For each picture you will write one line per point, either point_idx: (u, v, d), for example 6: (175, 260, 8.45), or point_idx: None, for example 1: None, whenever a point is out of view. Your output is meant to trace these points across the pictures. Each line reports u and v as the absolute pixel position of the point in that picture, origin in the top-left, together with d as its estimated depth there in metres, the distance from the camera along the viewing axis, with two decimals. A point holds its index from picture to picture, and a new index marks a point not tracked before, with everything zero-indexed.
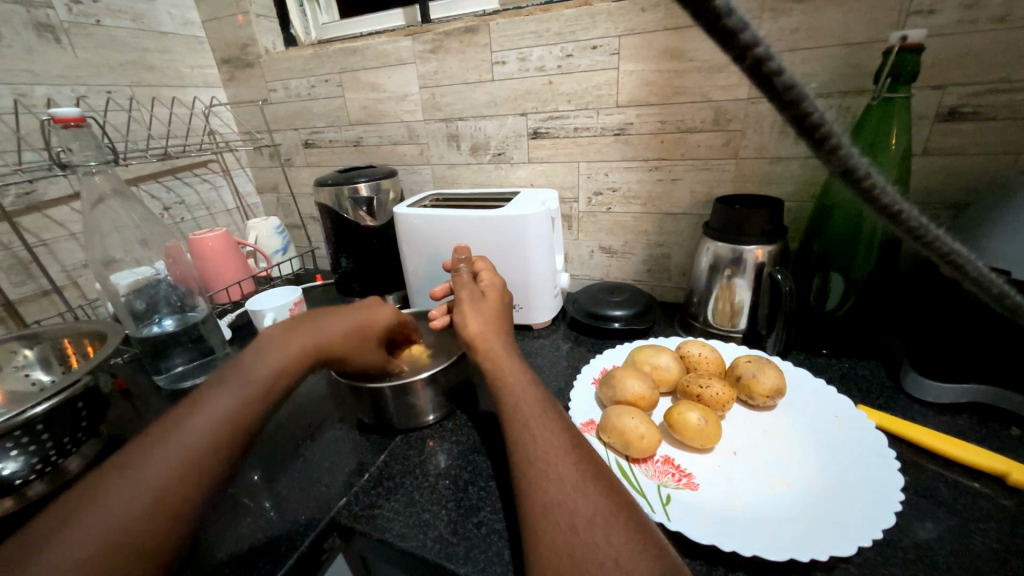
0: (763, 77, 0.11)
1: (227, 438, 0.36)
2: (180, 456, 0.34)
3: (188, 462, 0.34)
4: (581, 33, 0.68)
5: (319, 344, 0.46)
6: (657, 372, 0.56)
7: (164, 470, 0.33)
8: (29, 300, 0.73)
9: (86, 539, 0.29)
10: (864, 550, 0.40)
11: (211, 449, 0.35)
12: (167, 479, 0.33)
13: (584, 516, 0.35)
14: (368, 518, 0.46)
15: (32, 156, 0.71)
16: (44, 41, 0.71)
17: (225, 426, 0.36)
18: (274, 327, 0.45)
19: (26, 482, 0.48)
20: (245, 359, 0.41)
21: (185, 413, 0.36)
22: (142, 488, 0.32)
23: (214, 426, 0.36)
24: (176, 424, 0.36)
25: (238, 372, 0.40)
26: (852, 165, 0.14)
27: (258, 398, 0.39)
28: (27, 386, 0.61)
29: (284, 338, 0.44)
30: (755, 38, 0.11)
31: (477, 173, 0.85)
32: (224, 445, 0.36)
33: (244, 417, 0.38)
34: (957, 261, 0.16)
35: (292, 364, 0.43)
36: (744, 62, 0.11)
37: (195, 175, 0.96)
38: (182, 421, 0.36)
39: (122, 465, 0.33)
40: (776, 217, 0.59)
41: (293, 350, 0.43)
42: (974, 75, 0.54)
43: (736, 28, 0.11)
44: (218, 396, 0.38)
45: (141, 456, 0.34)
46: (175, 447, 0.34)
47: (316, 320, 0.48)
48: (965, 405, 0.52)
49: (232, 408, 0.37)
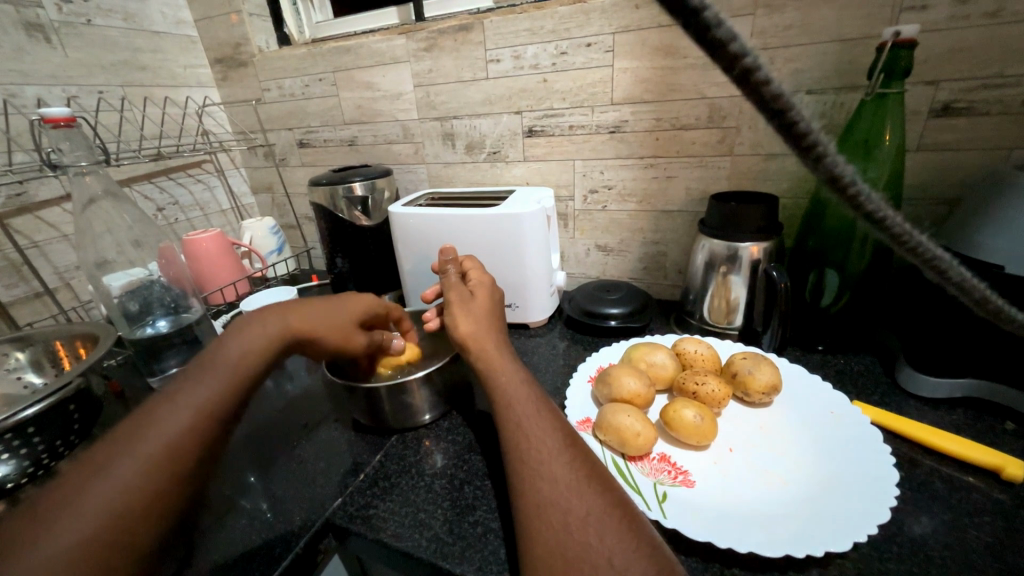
0: (750, 87, 0.11)
1: (204, 427, 0.36)
2: (159, 448, 0.34)
3: (168, 453, 0.34)
4: (575, 31, 0.68)
5: (292, 333, 0.47)
6: (653, 369, 0.56)
7: (143, 462, 0.33)
8: (20, 302, 0.72)
9: (64, 536, 0.29)
10: (860, 545, 0.40)
11: (191, 440, 0.35)
12: (146, 472, 0.33)
13: (578, 516, 0.35)
14: (363, 518, 0.45)
15: (23, 156, 0.70)
16: (34, 41, 0.71)
17: (201, 416, 0.37)
18: (247, 316, 0.47)
19: (18, 485, 0.48)
20: (217, 352, 0.41)
21: (163, 405, 0.36)
22: (120, 479, 0.32)
23: (191, 416, 0.36)
24: (151, 412, 0.36)
25: (214, 362, 0.40)
26: (837, 172, 0.14)
27: (233, 388, 0.40)
28: (19, 389, 0.61)
29: (257, 329, 0.45)
30: (742, 49, 0.11)
31: (473, 172, 0.85)
32: (204, 432, 0.36)
33: (219, 404, 0.38)
34: (940, 268, 0.16)
35: (266, 352, 0.44)
36: (732, 73, 0.11)
37: (189, 175, 0.95)
38: (170, 417, 0.36)
39: (98, 459, 0.33)
40: (771, 213, 0.59)
41: (266, 339, 0.45)
42: (966, 70, 0.54)
43: (724, 40, 0.11)
44: (191, 388, 0.38)
45: (117, 448, 0.33)
46: (153, 437, 0.34)
47: (287, 309, 0.50)
48: (959, 400, 0.52)
49: (208, 396, 0.38)
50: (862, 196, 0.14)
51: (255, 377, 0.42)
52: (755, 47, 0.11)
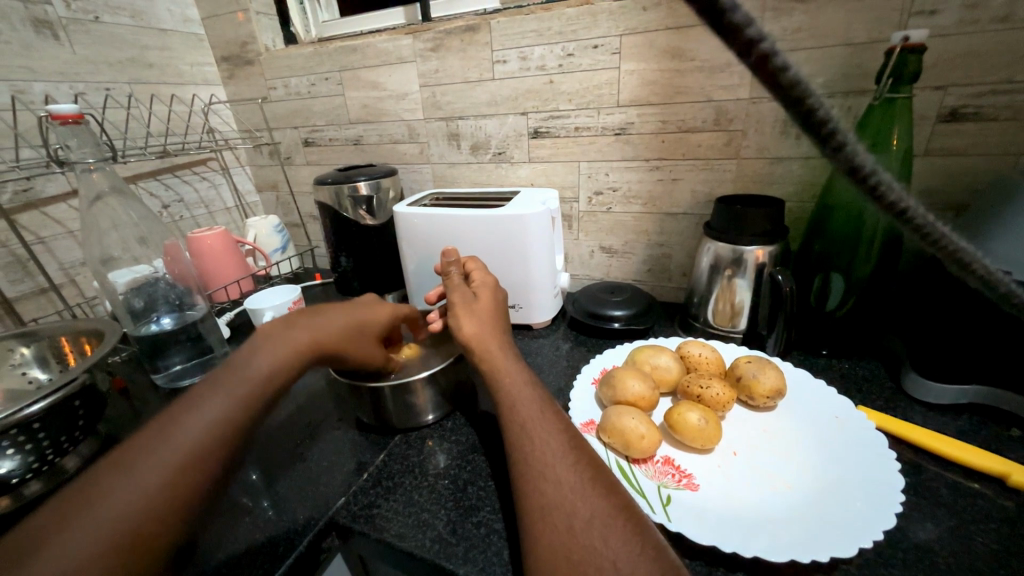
0: (769, 74, 0.12)
1: (229, 435, 0.35)
2: (181, 454, 0.33)
3: (189, 461, 0.33)
4: (582, 32, 0.68)
5: (318, 342, 0.46)
6: (657, 372, 0.56)
7: (166, 469, 0.32)
8: (26, 298, 0.73)
9: (84, 540, 0.29)
10: (864, 550, 0.40)
11: (213, 448, 0.34)
12: (170, 478, 0.32)
13: (582, 519, 0.35)
14: (367, 518, 0.45)
15: (31, 152, 0.71)
16: (42, 37, 0.71)
17: (226, 426, 0.36)
18: (270, 324, 0.45)
19: (23, 480, 0.48)
20: (246, 355, 0.40)
21: (188, 411, 0.35)
22: (143, 485, 0.31)
23: (212, 421, 0.35)
24: (175, 418, 0.35)
25: (241, 367, 0.39)
26: (858, 162, 0.14)
27: (258, 394, 0.39)
28: (24, 383, 0.61)
29: (280, 334, 0.44)
30: (760, 34, 0.11)
31: (478, 172, 0.85)
32: (227, 441, 0.35)
33: (245, 413, 0.37)
34: (961, 259, 0.16)
35: (293, 361, 0.42)
36: (749, 59, 0.11)
37: (194, 173, 0.96)
38: (193, 424, 0.35)
39: (122, 461, 0.32)
40: (777, 217, 0.59)
41: (293, 347, 0.43)
42: (974, 75, 0.54)
43: (741, 24, 0.11)
44: (217, 395, 0.37)
45: (140, 452, 0.33)
46: (177, 444, 0.33)
47: (311, 317, 0.48)
48: (964, 406, 0.52)
49: (232, 406, 0.37)
50: (882, 187, 0.14)
51: (280, 384, 0.41)
52: (773, 31, 0.11)
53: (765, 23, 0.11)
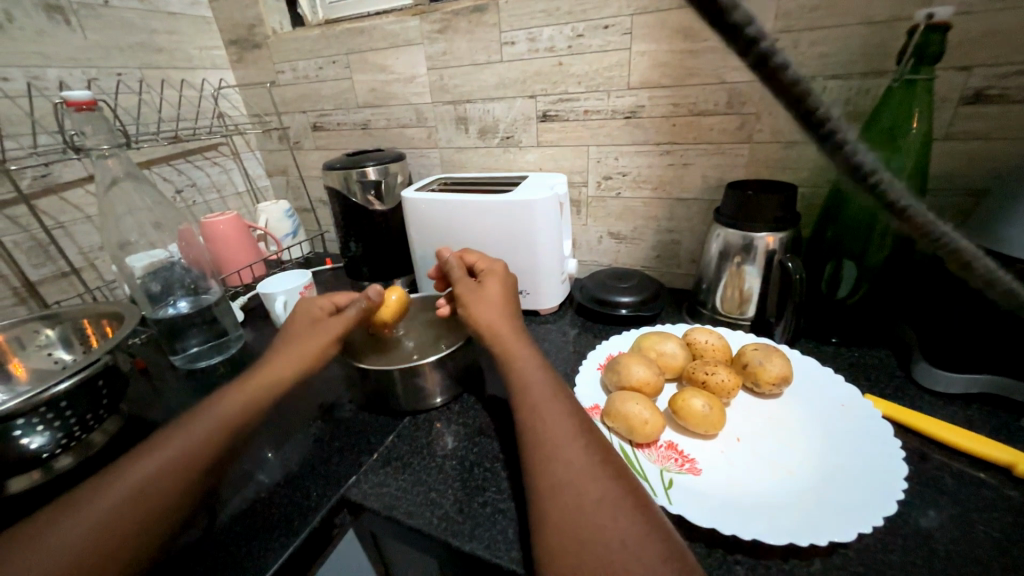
0: (770, 70, 0.12)
1: (183, 462, 0.42)
2: (140, 478, 0.40)
3: (147, 481, 0.40)
4: (593, 12, 0.66)
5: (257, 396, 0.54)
6: (663, 358, 0.56)
7: (126, 490, 0.39)
8: (48, 281, 0.75)
9: (50, 549, 0.34)
10: (864, 535, 0.40)
11: (171, 471, 0.41)
12: (132, 494, 0.39)
13: (591, 499, 0.36)
14: (377, 496, 0.47)
15: (47, 138, 0.72)
16: (55, 23, 0.72)
17: (182, 456, 0.43)
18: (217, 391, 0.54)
19: (53, 456, 0.50)
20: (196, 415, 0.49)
21: (149, 452, 0.43)
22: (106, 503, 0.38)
23: (173, 454, 0.43)
24: (138, 459, 0.42)
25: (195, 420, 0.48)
26: (859, 161, 0.14)
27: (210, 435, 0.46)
28: (50, 364, 0.64)
29: (228, 396, 0.52)
30: (762, 32, 0.11)
31: (487, 157, 0.85)
32: (183, 467, 0.42)
33: (198, 447, 0.44)
34: (963, 258, 0.16)
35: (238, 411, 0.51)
36: (749, 56, 0.12)
37: (206, 158, 0.96)
38: (153, 459, 0.42)
39: (89, 493, 0.39)
40: (789, 203, 0.58)
41: (234, 402, 0.51)
42: (1002, 55, 0.52)
43: (742, 21, 0.11)
44: (174, 440, 0.45)
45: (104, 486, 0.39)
46: (137, 473, 0.40)
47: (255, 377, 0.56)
48: (975, 396, 0.52)
49: (186, 444, 0.44)
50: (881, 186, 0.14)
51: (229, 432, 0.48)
52: (772, 29, 0.11)
53: (766, 23, 0.11)
